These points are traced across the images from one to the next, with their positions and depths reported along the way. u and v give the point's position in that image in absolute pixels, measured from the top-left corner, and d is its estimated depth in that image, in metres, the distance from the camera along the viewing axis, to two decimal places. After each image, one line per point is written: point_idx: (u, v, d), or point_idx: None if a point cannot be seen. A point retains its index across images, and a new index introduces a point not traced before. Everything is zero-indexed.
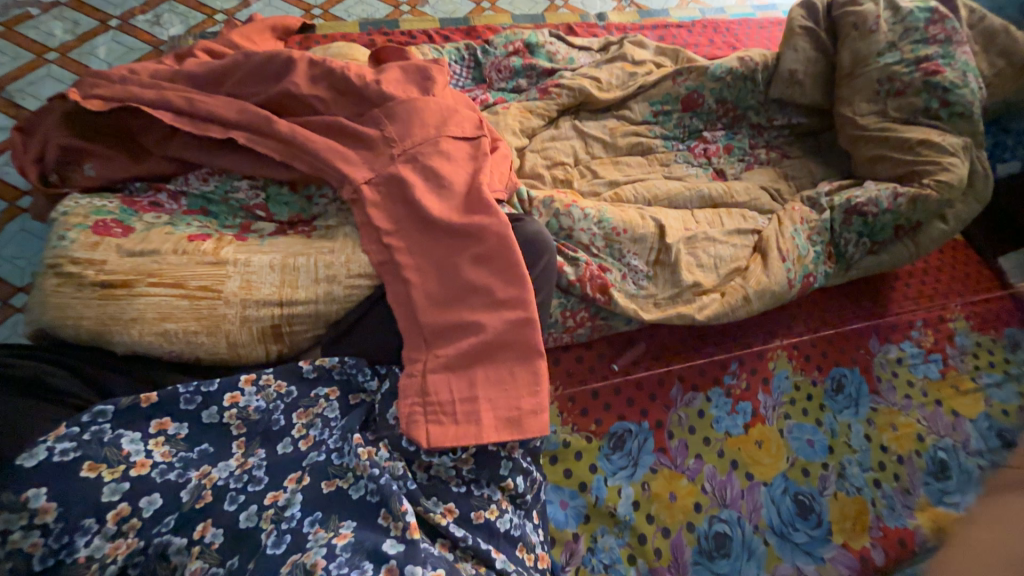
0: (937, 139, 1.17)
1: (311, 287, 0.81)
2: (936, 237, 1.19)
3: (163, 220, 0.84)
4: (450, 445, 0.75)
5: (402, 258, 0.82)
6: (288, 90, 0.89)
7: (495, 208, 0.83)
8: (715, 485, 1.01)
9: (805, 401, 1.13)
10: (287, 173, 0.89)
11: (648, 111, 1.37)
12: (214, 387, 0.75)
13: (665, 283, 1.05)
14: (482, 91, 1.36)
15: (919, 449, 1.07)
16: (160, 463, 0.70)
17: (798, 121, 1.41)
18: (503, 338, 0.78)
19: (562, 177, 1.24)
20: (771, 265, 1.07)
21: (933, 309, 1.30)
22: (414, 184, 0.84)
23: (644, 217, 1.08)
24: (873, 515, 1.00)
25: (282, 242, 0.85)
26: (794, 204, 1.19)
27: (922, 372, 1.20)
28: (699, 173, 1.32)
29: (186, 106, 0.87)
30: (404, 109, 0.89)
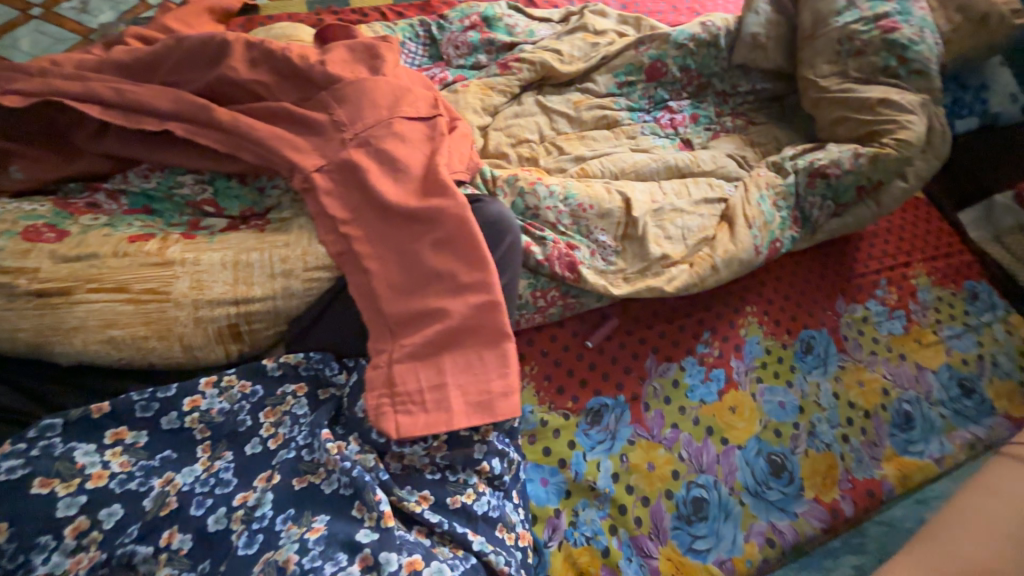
0: (895, 97, 1.18)
1: (267, 283, 0.78)
2: (898, 195, 1.21)
3: (101, 221, 0.79)
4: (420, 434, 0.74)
5: (360, 247, 0.79)
6: (225, 76, 0.83)
7: (454, 189, 0.81)
8: (692, 453, 1.02)
9: (776, 364, 1.15)
10: (233, 164, 0.85)
11: (612, 83, 1.34)
12: (172, 392, 0.73)
13: (633, 257, 1.05)
14: (441, 69, 1.31)
15: (885, 403, 1.15)
16: (119, 474, 0.68)
17: (763, 86, 1.40)
18: (470, 323, 0.77)
19: (528, 155, 1.21)
20: (737, 232, 1.08)
21: (897, 267, 1.33)
22: (367, 168, 0.81)
23: (610, 192, 1.07)
24: (842, 469, 1.06)
25: (233, 237, 0.81)
26: (759, 170, 1.19)
27: (886, 328, 1.25)
28: (665, 144, 1.30)
29: (115, 98, 0.81)
30: (352, 91, 0.84)
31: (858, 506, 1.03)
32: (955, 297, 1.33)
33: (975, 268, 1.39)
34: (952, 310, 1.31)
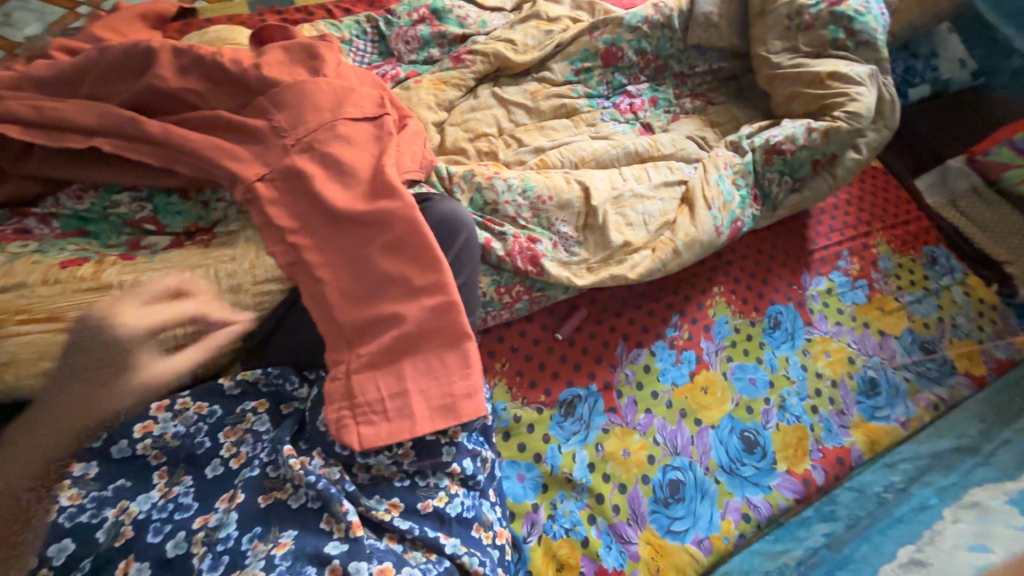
0: (844, 70, 1.19)
1: (214, 300, 0.74)
2: (853, 167, 1.23)
3: (31, 248, 0.75)
4: (384, 443, 0.72)
5: (310, 256, 0.77)
6: (153, 85, 0.79)
7: (401, 191, 0.79)
8: (666, 436, 1.03)
9: (745, 342, 1.16)
10: (171, 179, 0.81)
11: (569, 70, 1.32)
12: (120, 420, 0.69)
13: (595, 246, 1.04)
14: (392, 66, 1.27)
15: (851, 371, 1.17)
16: (68, 507, 0.65)
17: (720, 66, 1.40)
18: (427, 326, 0.75)
19: (486, 149, 1.18)
20: (697, 215, 1.08)
21: (858, 237, 1.36)
22: (311, 173, 0.78)
23: (569, 181, 1.06)
24: (812, 440, 1.08)
25: (175, 255, 0.78)
26: (718, 150, 1.19)
27: (850, 299, 1.27)
28: (625, 129, 1.29)
29: (35, 116, 0.77)
30: (290, 93, 0.81)
31: (830, 474, 1.05)
32: (915, 264, 1.36)
33: (933, 233, 1.42)
34: (912, 276, 1.34)
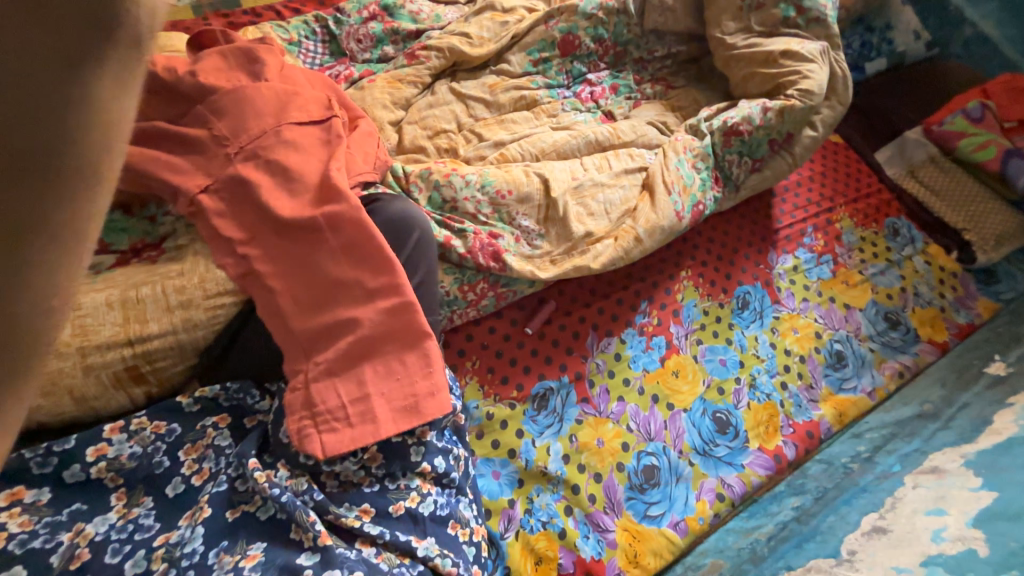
0: (796, 48, 1.19)
1: (163, 317, 0.72)
2: (810, 144, 1.24)
3: None
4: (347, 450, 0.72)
5: (260, 266, 0.75)
6: None
7: (350, 194, 0.77)
8: (640, 422, 1.04)
9: (715, 324, 1.17)
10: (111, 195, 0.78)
11: (527, 61, 1.31)
12: (71, 444, 0.67)
13: (557, 238, 1.04)
14: (345, 66, 1.25)
15: (818, 345, 1.19)
16: (18, 534, 0.62)
17: (678, 49, 1.40)
18: (384, 329, 0.75)
19: (446, 146, 1.16)
20: (658, 200, 1.08)
21: (822, 213, 1.38)
22: (256, 181, 0.76)
23: (528, 174, 1.05)
24: (783, 415, 1.10)
25: (119, 274, 0.75)
26: (677, 134, 1.19)
27: (815, 274, 1.29)
28: (587, 118, 1.28)
29: None
30: (229, 100, 0.78)
31: (801, 448, 1.07)
32: (877, 236, 1.38)
33: (894, 205, 1.45)
34: (875, 248, 1.36)
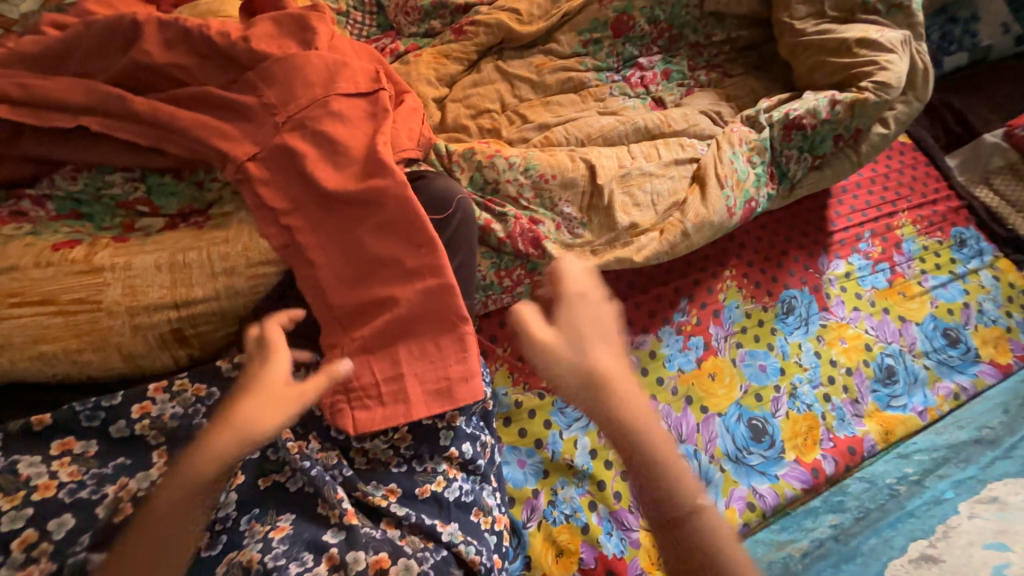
0: (874, 36, 1.11)
1: (207, 283, 0.72)
2: (878, 142, 1.15)
3: (23, 229, 0.73)
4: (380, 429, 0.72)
5: (303, 238, 0.74)
6: (138, 60, 0.75)
7: (395, 169, 0.75)
8: (672, 423, 1.01)
9: (756, 327, 1.12)
10: (162, 159, 0.78)
11: (576, 42, 1.25)
12: (118, 401, 0.68)
13: (599, 228, 1.00)
14: (392, 40, 1.22)
15: (867, 358, 1.13)
16: (68, 483, 0.64)
17: (738, 35, 1.31)
18: (421, 310, 0.73)
19: (489, 127, 1.13)
20: (709, 194, 1.03)
21: (882, 218, 1.29)
22: (303, 152, 0.74)
23: (573, 159, 1.02)
24: (823, 428, 1.05)
25: (169, 236, 0.75)
26: (733, 125, 1.12)
27: (870, 283, 1.21)
28: (636, 105, 1.22)
29: (22, 94, 0.74)
30: (279, 68, 0.76)
31: (840, 464, 1.03)
32: (941, 246, 1.29)
33: (962, 214, 1.34)
34: (937, 259, 1.27)
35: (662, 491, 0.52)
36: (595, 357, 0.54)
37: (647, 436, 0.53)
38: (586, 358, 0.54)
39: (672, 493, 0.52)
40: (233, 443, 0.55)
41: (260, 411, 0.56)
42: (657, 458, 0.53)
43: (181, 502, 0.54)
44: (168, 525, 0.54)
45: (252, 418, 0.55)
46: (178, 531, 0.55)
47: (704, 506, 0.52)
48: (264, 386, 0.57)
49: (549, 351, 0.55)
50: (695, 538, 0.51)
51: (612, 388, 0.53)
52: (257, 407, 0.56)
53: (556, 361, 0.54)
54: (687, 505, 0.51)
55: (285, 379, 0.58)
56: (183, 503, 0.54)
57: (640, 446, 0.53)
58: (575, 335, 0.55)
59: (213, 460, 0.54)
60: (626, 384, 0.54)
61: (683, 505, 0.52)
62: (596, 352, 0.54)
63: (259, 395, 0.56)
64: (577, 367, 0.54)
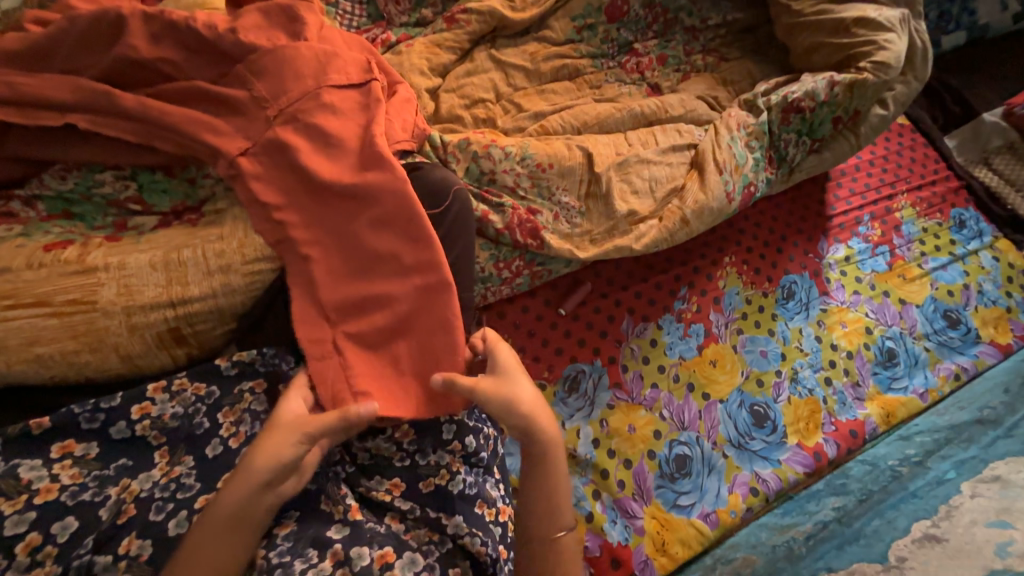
0: (872, 15, 1.10)
1: (203, 281, 0.71)
2: (877, 124, 1.15)
3: (15, 231, 0.72)
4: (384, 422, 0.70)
5: (298, 233, 0.73)
6: (124, 55, 0.73)
7: (391, 161, 0.74)
8: (673, 411, 1.01)
9: (757, 313, 1.11)
10: (153, 156, 0.77)
11: (571, 28, 1.23)
12: (117, 402, 0.67)
13: (599, 217, 0.99)
14: (382, 30, 1.19)
15: (868, 341, 1.13)
16: (70, 486, 0.64)
17: (734, 18, 1.29)
18: (421, 304, 0.72)
19: (484, 117, 1.11)
20: (707, 180, 1.02)
21: (881, 201, 1.28)
22: (296, 145, 0.73)
23: (570, 148, 1.00)
24: (825, 413, 1.06)
25: (163, 235, 0.74)
26: (731, 109, 1.11)
27: (869, 266, 1.21)
28: (632, 91, 1.21)
29: (6, 92, 0.72)
30: (269, 60, 0.75)
31: (842, 447, 1.03)
32: (941, 228, 1.28)
33: (962, 194, 1.33)
34: (937, 241, 1.27)
35: (542, 500, 0.72)
36: (527, 399, 0.70)
37: (549, 463, 0.72)
38: (522, 402, 0.70)
39: (546, 504, 0.73)
40: (255, 468, 0.61)
41: (274, 441, 0.62)
42: (547, 478, 0.72)
43: (216, 530, 0.60)
44: (210, 551, 0.60)
45: (269, 446, 0.62)
46: (219, 559, 0.60)
47: (568, 518, 0.74)
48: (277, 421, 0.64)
49: (494, 393, 0.69)
50: (550, 538, 0.72)
51: (536, 424, 0.71)
52: (275, 436, 0.63)
53: (496, 399, 0.68)
54: (554, 517, 0.72)
55: (299, 414, 0.66)
56: (221, 530, 0.60)
57: (540, 464, 0.72)
58: (513, 383, 0.70)
59: (240, 484, 0.61)
60: (549, 422, 0.72)
61: (550, 513, 0.73)
62: (530, 394, 0.71)
63: (277, 428, 0.64)
64: (511, 406, 0.69)
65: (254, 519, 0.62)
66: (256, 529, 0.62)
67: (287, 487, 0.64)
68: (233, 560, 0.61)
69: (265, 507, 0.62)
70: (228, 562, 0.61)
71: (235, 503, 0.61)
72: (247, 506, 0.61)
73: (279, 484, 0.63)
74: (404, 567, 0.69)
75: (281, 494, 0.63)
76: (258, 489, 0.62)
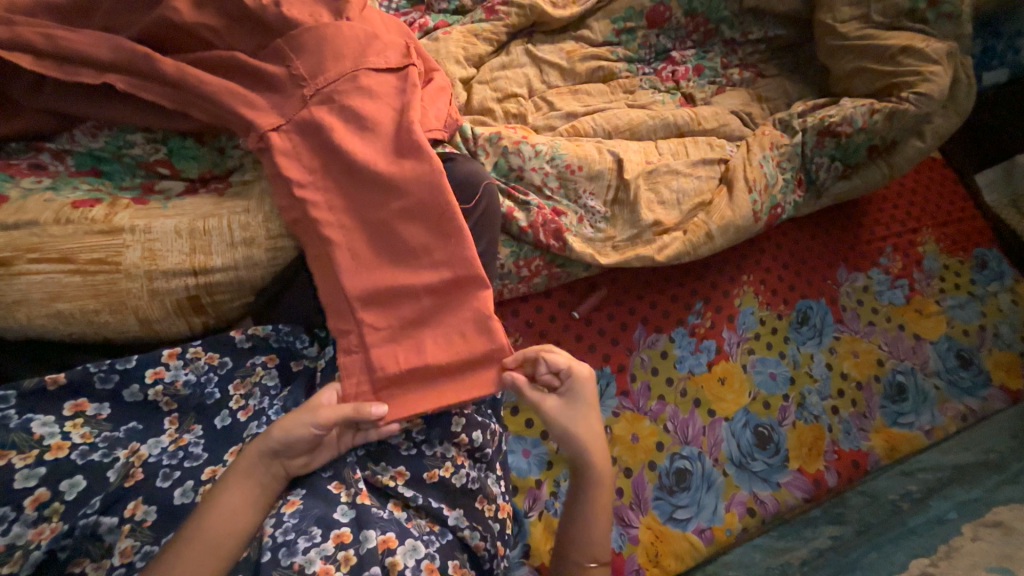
0: (920, 45, 1.08)
1: (226, 253, 0.71)
2: (912, 156, 1.14)
3: (44, 184, 0.71)
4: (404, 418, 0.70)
5: (320, 214, 0.71)
6: (165, 16, 0.72)
7: (425, 150, 0.73)
8: (677, 424, 1.01)
9: (769, 335, 1.11)
10: (186, 122, 0.76)
11: (610, 30, 1.21)
12: (132, 364, 0.67)
13: (623, 224, 0.99)
14: (420, 14, 1.18)
15: (879, 373, 1.13)
16: (80, 445, 0.64)
17: (776, 34, 1.27)
18: (444, 297, 0.72)
19: (515, 112, 1.10)
20: (735, 196, 1.01)
21: (906, 233, 1.27)
22: (330, 125, 0.72)
23: (601, 151, 1.00)
24: (829, 441, 1.06)
25: (189, 201, 0.74)
26: (765, 127, 1.11)
27: (887, 298, 1.20)
28: (665, 99, 1.19)
29: (45, 44, 0.71)
30: (310, 37, 0.74)
31: (843, 476, 1.04)
32: (962, 266, 1.27)
33: (987, 234, 1.32)
34: (957, 278, 1.26)
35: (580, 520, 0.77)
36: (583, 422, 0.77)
37: (592, 478, 0.78)
38: (585, 426, 0.78)
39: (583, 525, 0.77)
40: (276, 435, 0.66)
41: (302, 415, 0.66)
42: (589, 499, 0.77)
43: (228, 491, 0.64)
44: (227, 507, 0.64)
45: (284, 423, 0.66)
46: (232, 515, 0.63)
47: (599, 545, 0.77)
48: (314, 404, 0.67)
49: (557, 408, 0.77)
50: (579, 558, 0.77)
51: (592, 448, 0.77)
52: (290, 417, 0.67)
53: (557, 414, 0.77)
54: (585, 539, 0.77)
55: (324, 401, 0.68)
56: (236, 487, 0.65)
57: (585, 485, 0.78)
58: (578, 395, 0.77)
59: (258, 445, 0.66)
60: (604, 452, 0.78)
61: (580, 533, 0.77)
62: (593, 417, 0.78)
63: (312, 406, 0.68)
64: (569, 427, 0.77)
65: (263, 481, 0.66)
66: (266, 490, 0.66)
67: (294, 464, 0.68)
68: (244, 519, 0.64)
69: (275, 473, 0.67)
70: (241, 520, 0.64)
71: (249, 463, 0.65)
72: (257, 469, 0.66)
73: (285, 457, 0.67)
74: (406, 554, 0.69)
75: (287, 466, 0.68)
76: (268, 456, 0.66)
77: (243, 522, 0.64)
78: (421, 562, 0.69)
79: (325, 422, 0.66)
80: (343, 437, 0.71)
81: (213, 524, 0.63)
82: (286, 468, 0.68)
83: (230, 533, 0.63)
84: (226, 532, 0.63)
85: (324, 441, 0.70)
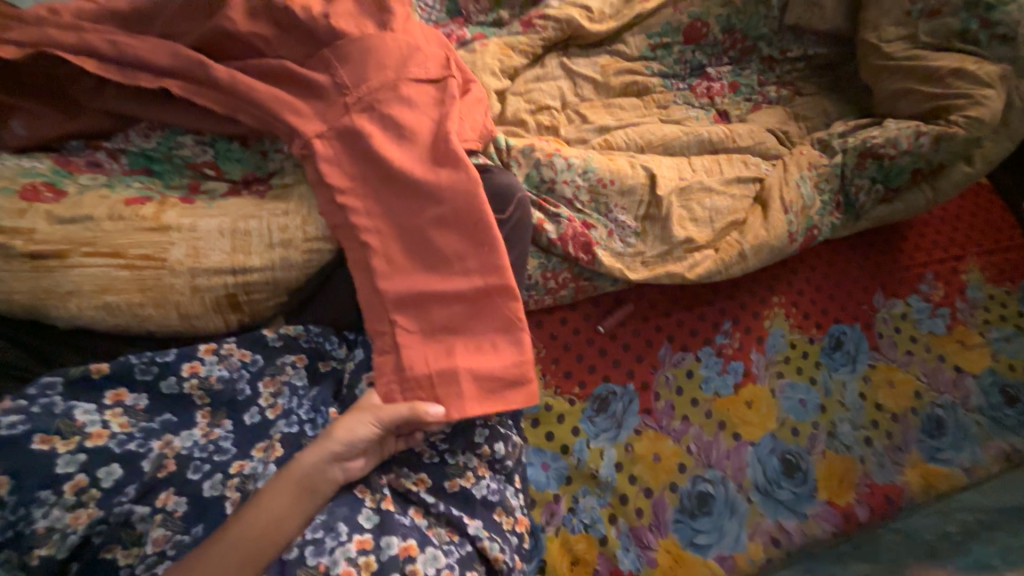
0: (971, 67, 1.05)
1: (264, 253, 0.73)
2: (959, 181, 1.10)
3: (100, 181, 0.75)
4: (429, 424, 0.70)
5: (358, 219, 0.73)
6: (221, 27, 0.75)
7: (462, 160, 0.74)
8: (701, 446, 0.98)
9: (800, 359, 1.07)
10: (233, 127, 0.79)
11: (645, 45, 1.21)
12: (171, 357, 0.70)
13: (654, 239, 0.98)
14: (458, 26, 1.19)
15: (916, 406, 1.08)
16: (118, 434, 0.66)
17: (816, 52, 1.25)
18: (473, 307, 0.72)
19: (548, 124, 1.10)
20: (771, 216, 1.00)
21: (948, 260, 1.22)
22: (371, 133, 0.74)
23: (633, 166, 0.99)
24: (861, 473, 1.02)
25: (232, 202, 0.76)
26: (803, 148, 1.09)
27: (927, 326, 1.15)
28: (699, 115, 1.18)
29: (109, 49, 0.75)
30: (356, 48, 0.76)
31: (874, 511, 0.99)
32: (1009, 296, 1.21)
33: None
34: (1003, 309, 1.20)
35: None
36: None
37: None
38: None
39: None
40: (340, 442, 0.67)
41: (350, 420, 0.68)
42: None
43: (285, 487, 0.66)
44: (279, 504, 0.65)
45: (344, 424, 0.68)
46: (277, 518, 0.65)
47: None
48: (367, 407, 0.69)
49: None
50: None
51: None
52: (347, 419, 0.68)
53: None
54: None
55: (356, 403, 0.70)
56: (292, 486, 0.66)
57: None
58: None
59: (317, 449, 0.67)
60: None
61: None
62: None
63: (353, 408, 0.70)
64: None
65: (317, 486, 0.67)
66: (317, 496, 0.67)
67: (352, 465, 0.69)
68: (287, 523, 0.65)
69: (331, 478, 0.68)
70: (284, 522, 0.65)
71: (307, 468, 0.66)
72: (315, 473, 0.67)
73: (346, 459, 0.68)
74: (426, 562, 0.68)
75: (346, 470, 0.69)
76: (329, 459, 0.67)
77: (284, 528, 0.65)
78: (441, 571, 0.68)
79: (354, 425, 0.67)
80: (387, 442, 0.72)
81: (263, 518, 0.64)
82: (342, 472, 0.68)
83: (277, 531, 0.65)
84: (273, 529, 0.64)
85: (372, 446, 0.70)
